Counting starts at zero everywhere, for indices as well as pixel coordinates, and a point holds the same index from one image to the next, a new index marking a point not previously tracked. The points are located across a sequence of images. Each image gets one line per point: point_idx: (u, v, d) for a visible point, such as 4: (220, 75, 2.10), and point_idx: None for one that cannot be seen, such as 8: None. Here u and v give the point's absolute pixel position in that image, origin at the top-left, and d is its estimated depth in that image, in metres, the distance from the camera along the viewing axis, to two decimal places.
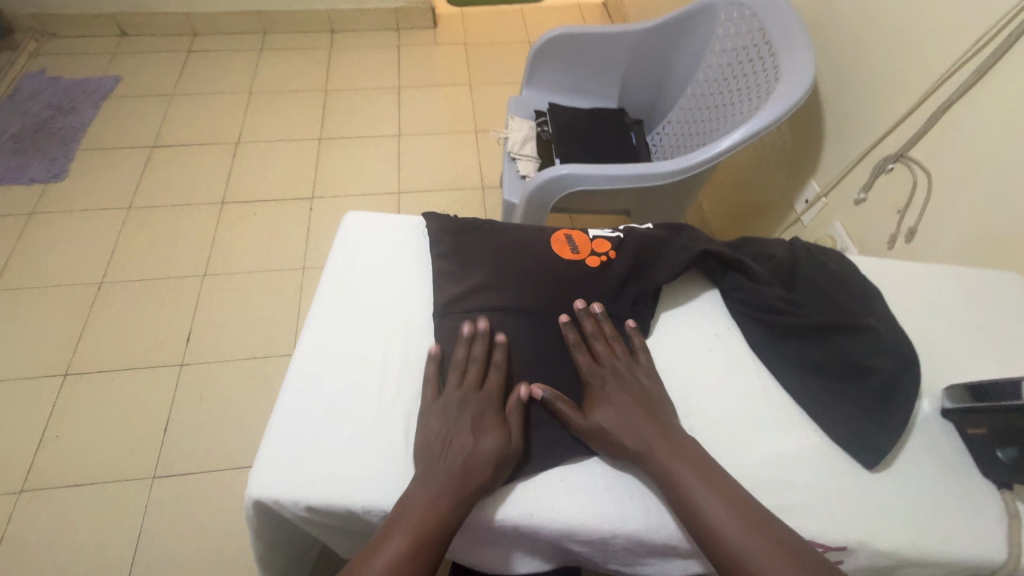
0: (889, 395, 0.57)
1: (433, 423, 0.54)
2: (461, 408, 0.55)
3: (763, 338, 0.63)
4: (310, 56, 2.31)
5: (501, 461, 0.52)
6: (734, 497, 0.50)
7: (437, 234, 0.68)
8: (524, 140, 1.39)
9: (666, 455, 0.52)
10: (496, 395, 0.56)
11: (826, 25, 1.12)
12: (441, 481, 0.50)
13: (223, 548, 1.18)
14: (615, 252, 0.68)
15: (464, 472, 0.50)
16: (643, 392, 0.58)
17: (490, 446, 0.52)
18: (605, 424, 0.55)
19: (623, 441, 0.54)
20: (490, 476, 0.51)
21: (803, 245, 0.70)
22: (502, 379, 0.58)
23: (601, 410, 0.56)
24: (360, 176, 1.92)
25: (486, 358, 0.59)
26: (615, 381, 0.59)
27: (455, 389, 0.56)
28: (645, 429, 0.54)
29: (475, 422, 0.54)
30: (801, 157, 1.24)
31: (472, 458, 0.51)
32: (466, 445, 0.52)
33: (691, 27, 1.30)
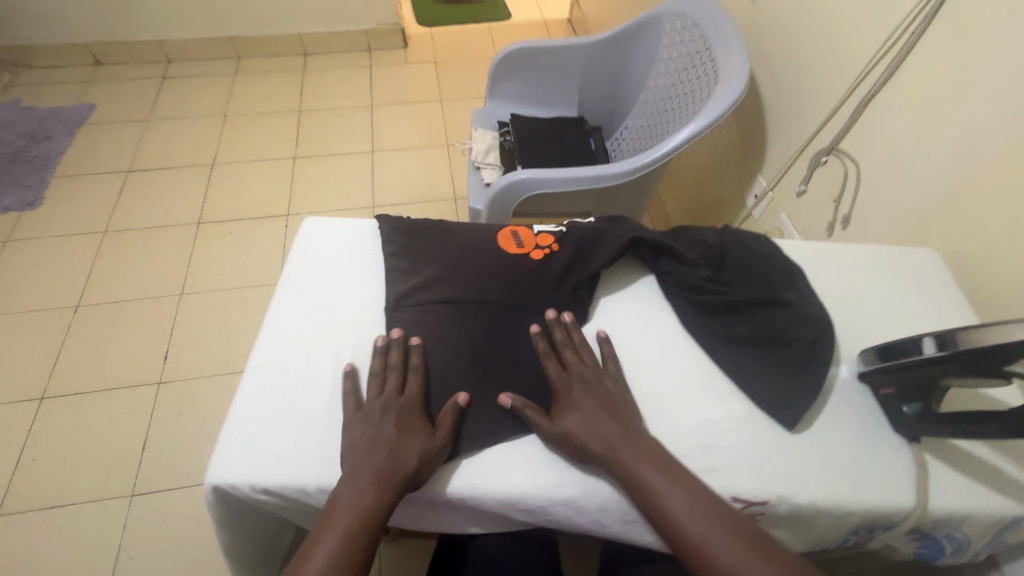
0: (808, 362, 0.63)
1: (356, 431, 0.56)
2: (382, 413, 0.57)
3: (693, 317, 0.67)
4: (284, 78, 2.37)
5: (428, 454, 0.54)
6: (695, 495, 0.52)
7: (390, 234, 0.73)
8: (488, 149, 1.45)
9: (631, 456, 0.54)
10: (416, 397, 0.59)
11: (761, 32, 1.20)
12: (366, 480, 0.52)
13: (203, 561, 1.19)
14: (558, 245, 0.73)
15: (388, 470, 0.52)
16: (608, 395, 0.60)
17: (414, 444, 0.54)
18: (571, 429, 0.56)
19: (589, 446, 0.55)
20: (416, 469, 0.53)
21: (731, 230, 0.75)
22: (422, 383, 0.60)
23: (569, 416, 0.58)
24: (335, 192, 1.96)
25: (406, 365, 0.61)
26: (582, 386, 0.60)
27: (377, 398, 0.58)
28: (611, 434, 0.56)
29: (398, 424, 0.56)
30: (749, 155, 1.32)
31: (397, 457, 0.53)
32: (388, 446, 0.54)
33: (640, 38, 1.38)
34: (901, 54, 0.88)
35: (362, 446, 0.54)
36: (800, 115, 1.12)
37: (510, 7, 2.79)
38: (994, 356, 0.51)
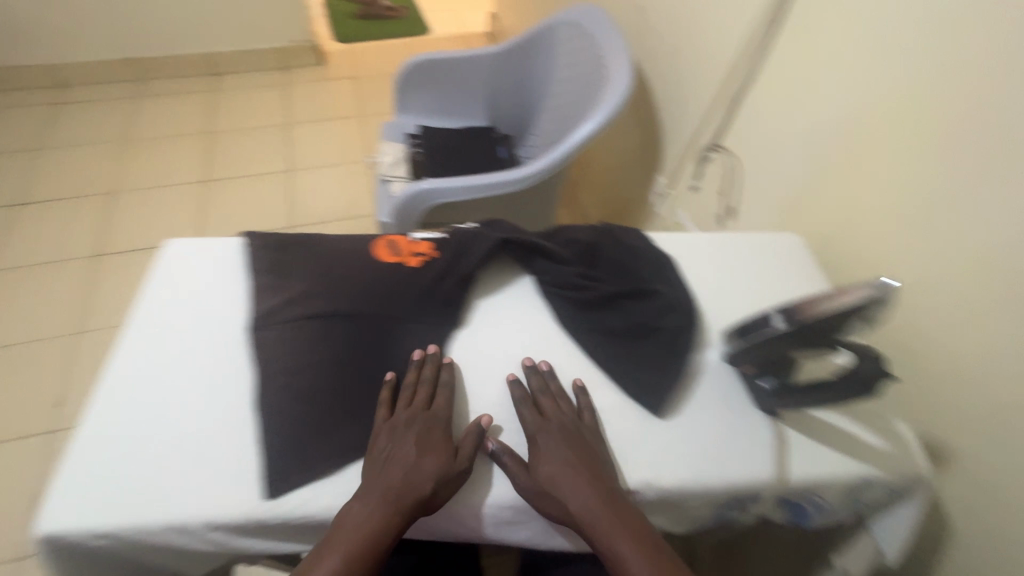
0: (675, 348, 0.65)
1: (381, 441, 0.56)
2: (408, 426, 0.56)
3: (568, 312, 0.68)
4: (192, 100, 2.27)
5: (444, 478, 0.54)
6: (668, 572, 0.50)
7: (257, 252, 0.70)
8: (396, 162, 1.43)
9: (606, 524, 0.52)
10: (443, 414, 0.58)
11: (649, 38, 1.26)
12: (378, 497, 0.51)
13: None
14: (436, 251, 0.72)
15: (404, 488, 0.52)
16: (587, 450, 0.57)
17: (433, 464, 0.54)
18: (547, 484, 0.55)
19: (564, 502, 0.54)
20: (431, 492, 0.53)
21: (607, 226, 0.77)
22: (450, 401, 0.60)
23: (547, 468, 0.55)
24: (249, 214, 1.89)
25: (435, 383, 0.61)
26: (560, 438, 0.57)
27: (407, 409, 0.58)
28: (588, 499, 0.53)
29: (421, 441, 0.55)
30: (648, 156, 1.37)
31: (415, 475, 0.53)
32: (408, 461, 0.54)
33: (537, 46, 1.42)
34: (759, 54, 0.95)
35: (385, 460, 0.54)
36: (688, 115, 1.17)
37: (430, 22, 2.80)
38: (826, 323, 0.55)
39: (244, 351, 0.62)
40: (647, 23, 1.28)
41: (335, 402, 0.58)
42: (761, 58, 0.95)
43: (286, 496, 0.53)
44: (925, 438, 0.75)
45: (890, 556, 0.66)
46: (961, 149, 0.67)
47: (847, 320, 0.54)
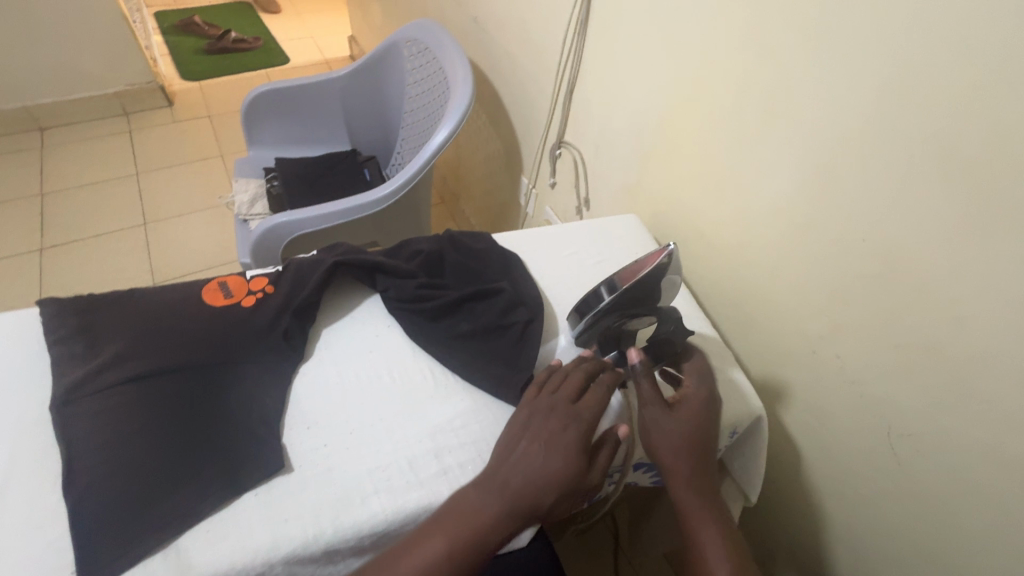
0: (526, 340, 0.67)
1: (518, 429, 0.56)
2: (546, 415, 0.56)
3: (416, 325, 0.67)
4: (15, 161, 2.01)
5: (563, 484, 0.52)
6: (729, 545, 0.56)
7: (56, 321, 0.62)
8: (253, 200, 1.36)
9: (694, 492, 0.58)
10: (585, 412, 0.57)
11: (489, 47, 1.31)
12: (498, 492, 0.52)
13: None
14: (273, 286, 0.69)
15: (528, 487, 0.52)
16: (709, 424, 0.61)
17: (553, 467, 0.52)
18: (666, 432, 0.59)
19: (673, 454, 0.58)
20: (549, 497, 0.52)
21: (451, 233, 0.78)
22: (598, 399, 0.58)
23: (676, 420, 0.59)
24: (102, 278, 1.70)
25: (587, 378, 0.59)
26: (699, 406, 0.61)
27: (554, 396, 0.58)
28: (690, 457, 0.59)
29: (552, 439, 0.54)
30: (511, 159, 1.41)
31: (540, 475, 0.52)
32: (539, 458, 0.53)
33: (385, 65, 1.41)
34: (579, 54, 1.01)
35: (520, 450, 0.54)
36: (535, 116, 1.22)
37: (288, 51, 2.70)
38: (646, 284, 0.61)
39: (47, 434, 0.55)
40: (484, 32, 1.32)
41: (156, 470, 0.53)
42: (581, 57, 1.01)
43: None
44: (765, 381, 0.82)
45: (753, 496, 0.74)
46: (736, 117, 0.75)
47: (656, 286, 0.62)
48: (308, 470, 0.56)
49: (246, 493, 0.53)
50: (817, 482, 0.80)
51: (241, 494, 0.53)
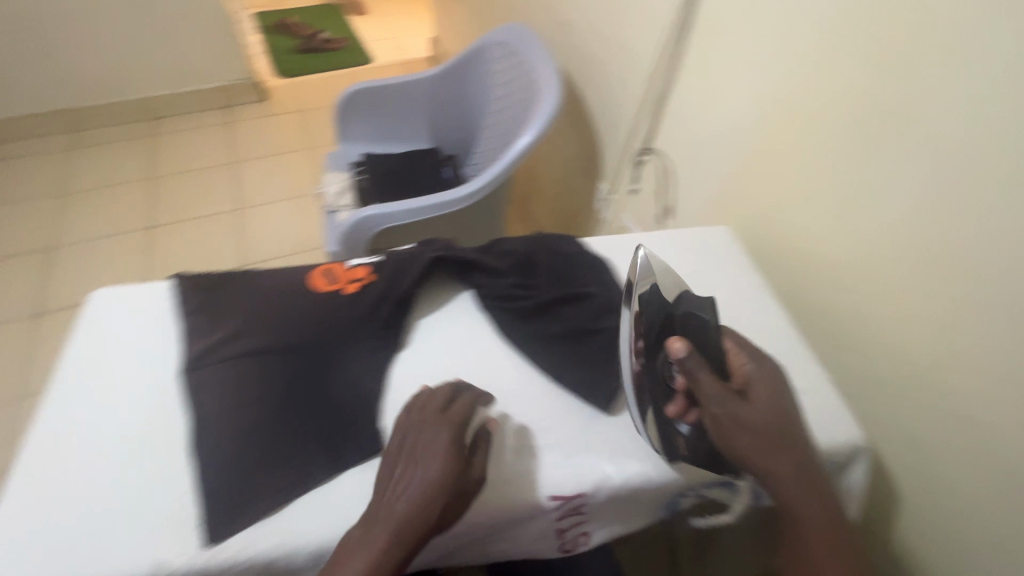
0: (614, 348, 0.67)
1: (391, 459, 0.54)
2: (416, 437, 0.55)
3: (506, 322, 0.68)
4: (130, 147, 2.22)
5: (442, 490, 0.51)
6: (842, 541, 0.56)
7: (186, 293, 0.69)
8: (341, 191, 1.44)
9: (801, 488, 0.56)
10: (454, 419, 0.56)
11: (577, 51, 1.31)
12: (383, 519, 0.50)
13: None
14: (374, 275, 0.72)
15: (411, 507, 0.50)
16: (788, 407, 0.59)
17: (430, 477, 0.52)
18: (752, 427, 0.57)
19: (759, 446, 0.57)
20: (435, 511, 0.51)
21: (542, 235, 0.79)
22: (469, 402, 0.58)
23: (759, 410, 0.58)
24: (198, 258, 1.85)
25: (452, 388, 0.59)
26: (770, 390, 0.60)
27: (423, 411, 0.57)
28: (778, 448, 0.57)
29: (425, 452, 0.53)
30: (589, 163, 1.41)
31: (417, 492, 0.51)
32: (416, 476, 0.52)
33: (472, 66, 1.45)
34: (674, 59, 1.00)
35: (399, 472, 0.53)
36: (619, 121, 1.21)
37: (372, 51, 2.82)
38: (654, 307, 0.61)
39: (178, 395, 0.61)
40: (573, 36, 1.32)
41: (278, 435, 0.57)
42: (677, 62, 1.00)
43: (228, 541, 0.51)
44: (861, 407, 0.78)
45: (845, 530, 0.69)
46: (858, 129, 0.72)
47: (661, 304, 0.61)
48: None
49: (349, 470, 0.57)
50: (910, 521, 0.75)
51: (344, 470, 0.56)
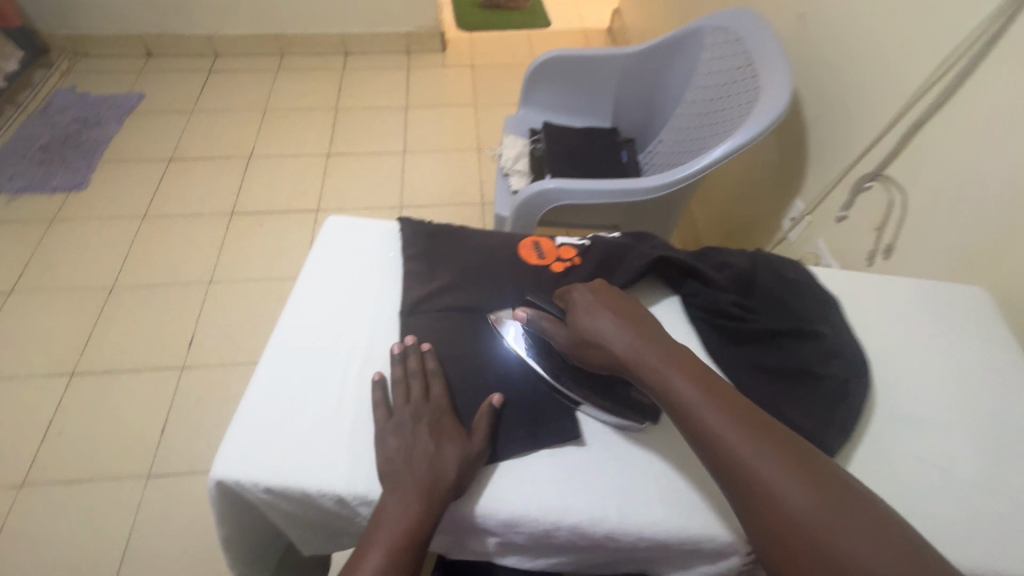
0: (841, 402, 0.59)
1: (390, 443, 0.54)
2: (414, 423, 0.55)
3: (716, 342, 0.65)
4: (323, 76, 2.42)
5: (464, 461, 0.53)
6: (726, 401, 0.51)
7: (409, 237, 0.73)
8: (517, 156, 1.44)
9: (660, 364, 0.54)
10: (445, 401, 0.58)
11: (811, 49, 1.16)
12: (412, 491, 0.51)
13: (200, 553, 1.24)
14: (580, 258, 0.71)
15: (430, 480, 0.51)
16: (623, 306, 0.60)
17: (452, 454, 0.53)
18: (593, 338, 0.57)
19: (614, 350, 0.56)
20: (456, 478, 0.52)
21: (763, 255, 0.72)
22: (445, 387, 0.59)
23: (590, 317, 0.59)
24: (362, 190, 1.99)
25: (422, 368, 0.59)
26: (594, 297, 0.61)
27: (400, 396, 0.58)
28: (633, 346, 0.56)
29: (434, 431, 0.55)
30: (785, 176, 1.27)
31: (439, 465, 0.52)
32: (427, 452, 0.53)
33: (681, 51, 1.35)
34: (957, 79, 0.84)
35: (406, 450, 0.53)
36: (846, 139, 1.07)
37: (551, 16, 2.78)
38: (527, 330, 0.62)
39: (394, 334, 0.65)
40: (809, 34, 1.17)
41: (486, 393, 0.60)
42: (959, 84, 0.84)
43: None
44: None
45: None
46: None
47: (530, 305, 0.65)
48: (597, 451, 0.58)
49: (541, 449, 0.57)
50: None
51: (539, 447, 0.57)
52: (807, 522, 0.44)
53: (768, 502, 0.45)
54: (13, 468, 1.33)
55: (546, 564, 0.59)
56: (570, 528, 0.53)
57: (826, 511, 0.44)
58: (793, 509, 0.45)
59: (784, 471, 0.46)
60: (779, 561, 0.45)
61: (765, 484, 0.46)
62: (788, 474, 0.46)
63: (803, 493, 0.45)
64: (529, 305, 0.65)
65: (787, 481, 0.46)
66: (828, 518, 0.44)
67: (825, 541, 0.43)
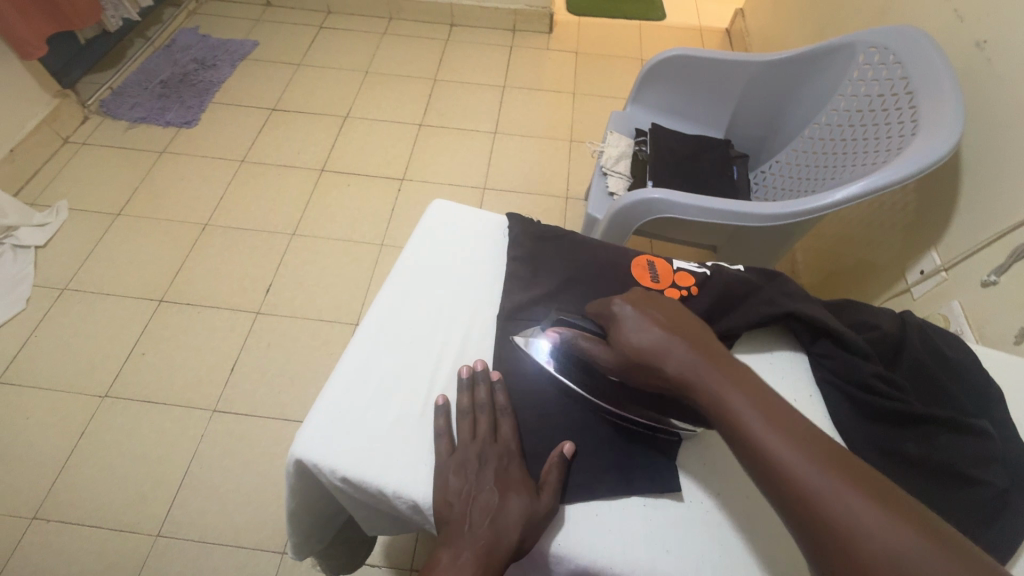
0: (994, 514, 0.50)
1: (450, 483, 0.49)
2: (479, 465, 0.50)
3: (846, 414, 0.58)
4: (426, 45, 2.41)
5: (528, 521, 0.47)
6: (793, 427, 0.43)
7: (518, 236, 0.69)
8: (619, 157, 1.37)
9: (715, 383, 0.46)
10: (513, 446, 0.53)
11: (988, 85, 1.00)
12: (467, 547, 0.45)
13: (248, 494, 1.29)
14: (698, 289, 0.65)
15: (489, 535, 0.45)
16: (672, 316, 0.52)
17: (517, 509, 0.47)
18: (637, 355, 0.50)
19: (664, 370, 0.48)
20: (518, 540, 0.46)
21: (916, 321, 0.63)
22: (515, 429, 0.54)
23: (634, 328, 0.51)
24: (449, 165, 1.97)
25: (488, 401, 0.55)
26: (638, 306, 0.53)
27: (463, 432, 0.53)
28: (685, 364, 0.48)
29: (498, 479, 0.49)
30: (922, 223, 1.12)
31: (501, 522, 0.46)
32: (490, 503, 0.47)
33: (825, 66, 1.21)
34: None
35: (467, 497, 0.48)
36: (1016, 194, 0.92)
37: (667, 9, 2.63)
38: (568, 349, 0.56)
39: (489, 340, 0.62)
40: (986, 68, 1.01)
41: (560, 438, 0.55)
42: None
43: None
44: None
45: None
46: None
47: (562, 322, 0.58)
48: (697, 509, 0.52)
49: (631, 495, 0.52)
50: None
51: (630, 494, 0.52)
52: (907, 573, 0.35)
53: (858, 554, 0.36)
54: (98, 380, 1.43)
55: None
56: None
57: (932, 561, 0.35)
58: (887, 557, 0.35)
59: (876, 511, 0.37)
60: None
61: (848, 524, 0.37)
62: (877, 512, 0.37)
63: (899, 533, 0.36)
64: (560, 323, 0.57)
65: (877, 522, 0.37)
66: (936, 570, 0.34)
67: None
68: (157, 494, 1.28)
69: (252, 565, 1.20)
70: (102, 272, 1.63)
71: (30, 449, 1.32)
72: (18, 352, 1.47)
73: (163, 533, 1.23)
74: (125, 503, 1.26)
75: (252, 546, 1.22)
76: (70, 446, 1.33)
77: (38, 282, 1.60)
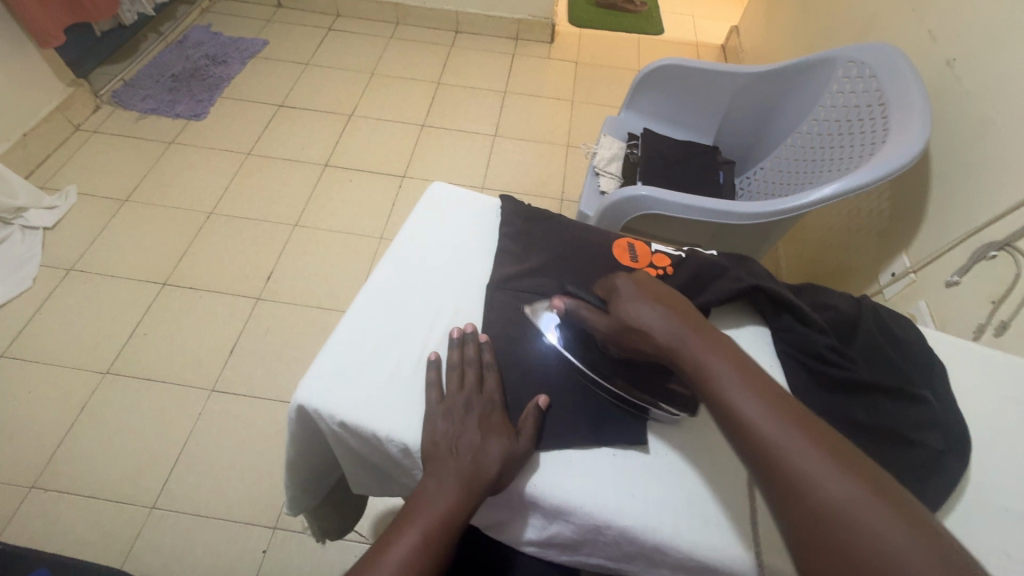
0: (931, 472, 0.55)
1: (438, 426, 0.54)
2: (464, 411, 0.55)
3: (801, 383, 0.63)
4: (432, 50, 2.49)
5: (507, 458, 0.52)
6: (762, 388, 0.49)
7: (510, 216, 0.75)
8: (611, 158, 1.45)
9: (699, 351, 0.52)
10: (497, 396, 0.58)
11: (956, 99, 1.07)
12: (452, 477, 0.51)
13: (242, 470, 1.32)
14: (673, 269, 0.71)
15: (471, 469, 0.51)
16: (668, 294, 0.59)
17: (497, 448, 0.52)
18: (633, 324, 0.56)
19: (654, 337, 0.55)
20: (496, 473, 0.51)
21: (871, 303, 0.69)
22: (499, 383, 0.59)
23: (633, 304, 0.57)
24: (449, 165, 2.03)
25: (477, 357, 0.60)
26: (637, 284, 0.59)
27: (452, 383, 0.58)
28: (674, 332, 0.54)
29: (483, 423, 0.55)
30: (896, 228, 1.18)
31: (482, 459, 0.52)
32: (473, 442, 0.53)
33: (807, 78, 1.28)
34: None
35: (453, 437, 0.54)
36: (979, 199, 0.98)
37: (665, 24, 2.72)
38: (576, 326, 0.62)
39: (479, 305, 0.67)
40: (955, 84, 1.08)
41: (539, 392, 0.60)
42: None
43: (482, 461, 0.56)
44: None
45: None
46: None
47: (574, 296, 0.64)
48: (663, 459, 0.57)
49: (603, 446, 0.57)
50: None
51: (602, 444, 0.57)
52: (842, 514, 0.40)
53: (800, 493, 0.42)
54: (100, 357, 1.47)
55: (577, 558, 0.59)
56: (619, 531, 0.53)
57: (867, 509, 0.39)
58: (826, 498, 0.41)
59: (820, 460, 0.43)
60: (807, 558, 0.40)
61: (798, 470, 0.43)
62: (825, 463, 0.42)
63: (840, 482, 0.41)
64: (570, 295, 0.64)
65: (822, 469, 0.42)
66: (866, 509, 0.39)
67: (861, 539, 0.39)
68: (153, 468, 1.31)
69: (243, 538, 1.23)
70: (108, 255, 1.68)
71: (31, 421, 1.36)
72: (23, 329, 1.51)
73: (158, 506, 1.26)
74: (122, 476, 1.30)
75: (244, 522, 1.25)
76: (70, 420, 1.37)
77: (44, 262, 1.64)
